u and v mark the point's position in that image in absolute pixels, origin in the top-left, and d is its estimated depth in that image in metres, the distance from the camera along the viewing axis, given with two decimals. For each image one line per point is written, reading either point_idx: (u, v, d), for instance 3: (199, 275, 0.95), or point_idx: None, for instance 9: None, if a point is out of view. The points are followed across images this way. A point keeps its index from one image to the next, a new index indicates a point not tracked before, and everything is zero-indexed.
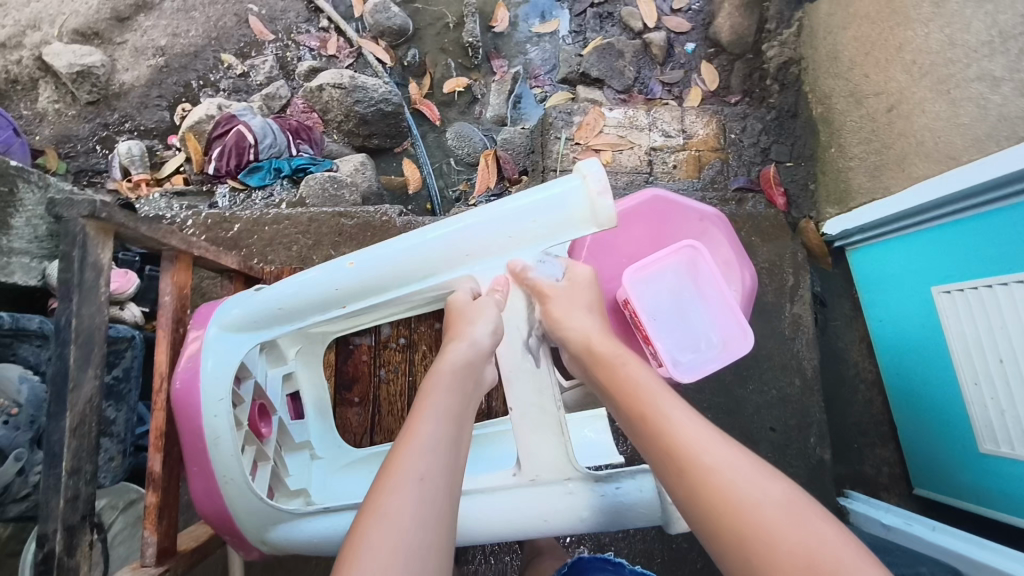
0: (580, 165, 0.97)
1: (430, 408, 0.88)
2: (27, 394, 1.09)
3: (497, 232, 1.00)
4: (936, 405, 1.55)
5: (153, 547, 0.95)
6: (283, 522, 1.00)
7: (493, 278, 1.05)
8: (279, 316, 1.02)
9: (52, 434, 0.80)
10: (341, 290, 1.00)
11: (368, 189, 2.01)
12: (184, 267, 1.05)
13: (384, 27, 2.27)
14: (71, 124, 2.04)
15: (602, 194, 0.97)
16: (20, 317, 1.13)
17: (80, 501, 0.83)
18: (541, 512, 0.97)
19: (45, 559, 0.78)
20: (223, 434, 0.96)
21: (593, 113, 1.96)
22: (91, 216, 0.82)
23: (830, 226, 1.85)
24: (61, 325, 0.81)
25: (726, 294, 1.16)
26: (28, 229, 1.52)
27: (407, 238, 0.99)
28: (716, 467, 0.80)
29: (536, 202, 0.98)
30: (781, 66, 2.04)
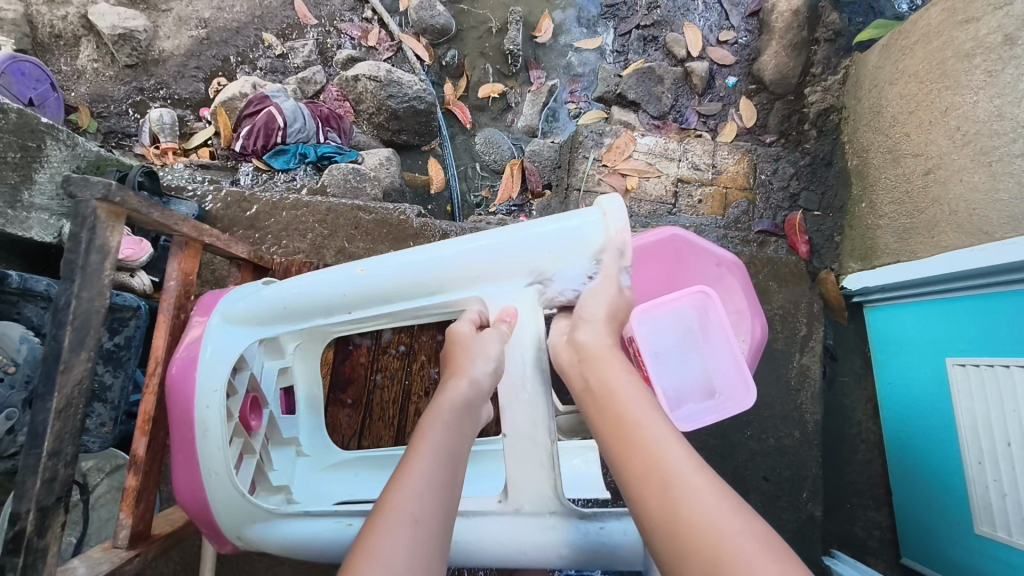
0: (601, 200, 0.97)
1: (429, 444, 0.87)
2: (25, 354, 1.09)
3: (510, 256, 0.97)
4: (936, 479, 1.51)
5: (126, 530, 0.94)
6: (261, 520, 0.98)
7: (502, 305, 1.02)
8: (283, 314, 1.01)
9: (37, 414, 0.79)
10: (349, 296, 0.99)
11: (390, 185, 1.99)
12: (192, 254, 1.07)
13: (426, 25, 2.27)
14: (107, 85, 2.06)
15: (620, 233, 0.97)
16: (29, 277, 1.13)
17: (57, 483, 0.82)
18: (519, 542, 0.95)
19: (15, 538, 0.77)
20: (212, 424, 0.96)
21: (625, 137, 1.94)
22: (104, 199, 0.82)
23: (852, 279, 1.82)
24: (60, 305, 0.81)
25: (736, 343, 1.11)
26: (51, 186, 1.54)
27: (418, 253, 0.98)
28: (705, 502, 0.73)
29: (554, 231, 0.96)
30: (821, 112, 1.98)
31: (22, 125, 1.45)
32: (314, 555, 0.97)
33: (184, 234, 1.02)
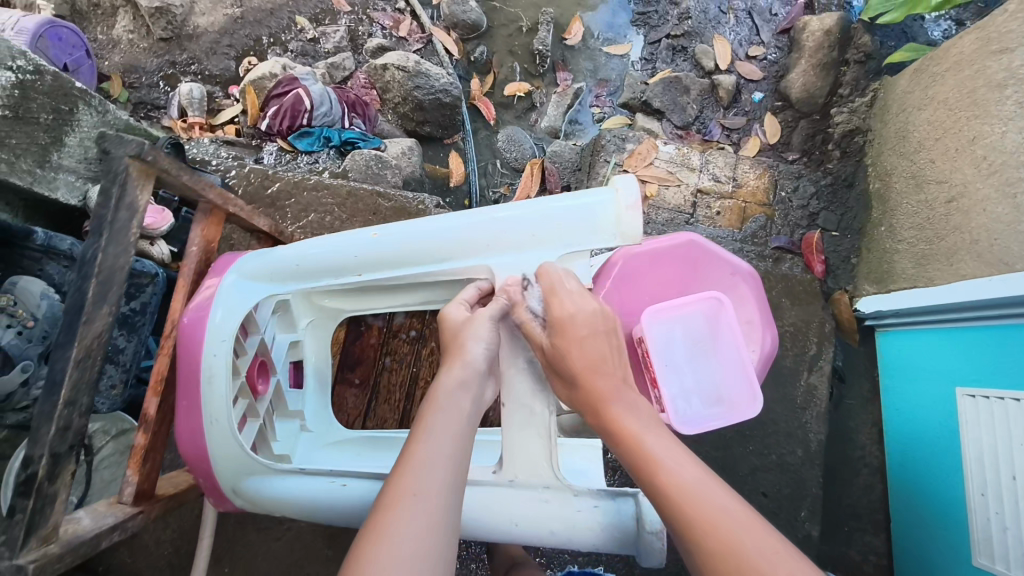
0: (614, 181, 0.96)
1: (437, 427, 0.85)
2: (45, 310, 1.10)
3: (519, 228, 0.98)
4: (937, 507, 1.50)
5: (132, 487, 0.96)
6: (259, 474, 1.00)
7: (509, 275, 1.01)
8: (296, 273, 1.03)
9: (57, 361, 0.81)
10: (360, 258, 1.01)
11: (411, 174, 2.00)
12: (215, 222, 1.09)
13: (458, 20, 2.29)
14: (140, 56, 2.10)
15: (630, 210, 0.94)
16: (53, 236, 1.16)
17: (70, 432, 0.83)
18: (511, 514, 0.96)
19: (26, 481, 0.78)
20: (220, 378, 0.97)
21: (647, 144, 1.95)
22: (136, 157, 0.85)
23: (865, 302, 1.81)
24: (86, 257, 0.83)
25: (744, 352, 1.11)
26: (79, 150, 1.56)
27: (430, 220, 1.00)
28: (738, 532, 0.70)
29: (563, 206, 0.96)
30: (847, 133, 1.97)
31: (55, 89, 1.47)
32: (306, 512, 0.97)
33: (209, 201, 1.04)
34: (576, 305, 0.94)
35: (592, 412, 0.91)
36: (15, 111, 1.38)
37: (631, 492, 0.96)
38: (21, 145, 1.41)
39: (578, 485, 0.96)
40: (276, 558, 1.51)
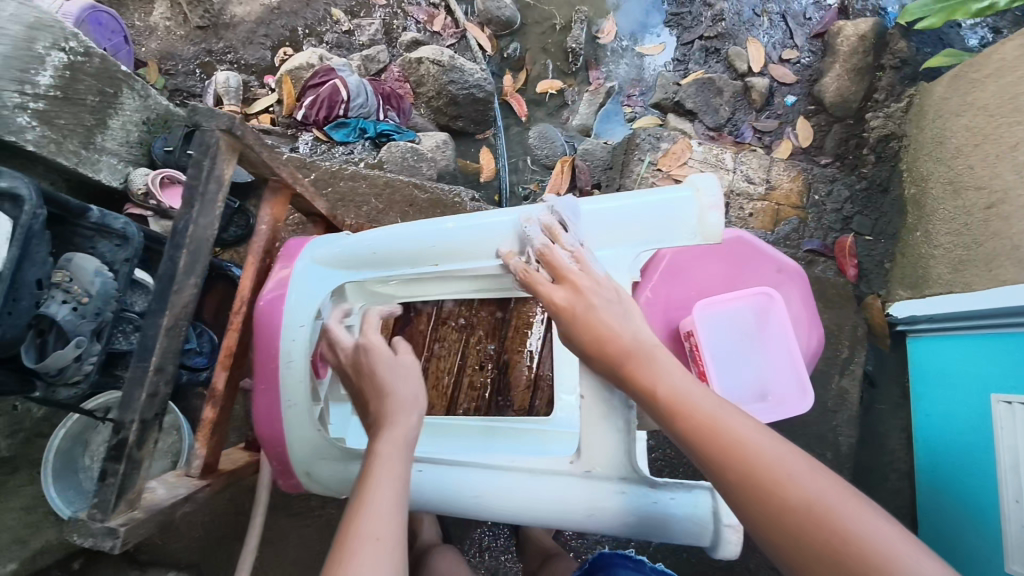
0: (695, 179, 0.96)
1: (390, 467, 0.80)
2: (98, 287, 1.10)
3: (598, 224, 0.99)
4: (964, 511, 1.51)
5: (200, 460, 0.99)
6: (330, 459, 1.03)
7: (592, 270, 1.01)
8: (369, 260, 1.05)
9: (149, 329, 0.85)
10: (435, 248, 1.02)
11: (444, 167, 2.01)
12: (282, 202, 1.09)
13: (492, 16, 2.30)
14: (177, 44, 2.11)
15: (712, 209, 0.95)
16: (107, 214, 1.14)
17: (158, 399, 0.87)
18: (585, 506, 0.95)
19: (117, 446, 0.82)
20: (297, 359, 1.03)
21: (682, 143, 1.94)
22: (227, 132, 0.86)
23: (898, 307, 1.81)
24: (179, 229, 0.86)
25: (794, 347, 1.08)
26: (122, 133, 1.55)
27: (502, 215, 1.01)
28: (768, 457, 0.71)
29: (644, 204, 0.97)
30: (881, 138, 1.97)
31: (102, 71, 1.46)
32: None
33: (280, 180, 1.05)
34: (568, 295, 0.93)
35: (609, 373, 0.90)
36: (63, 92, 1.37)
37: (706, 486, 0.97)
38: (68, 125, 1.39)
39: (655, 478, 0.96)
40: (309, 545, 1.52)
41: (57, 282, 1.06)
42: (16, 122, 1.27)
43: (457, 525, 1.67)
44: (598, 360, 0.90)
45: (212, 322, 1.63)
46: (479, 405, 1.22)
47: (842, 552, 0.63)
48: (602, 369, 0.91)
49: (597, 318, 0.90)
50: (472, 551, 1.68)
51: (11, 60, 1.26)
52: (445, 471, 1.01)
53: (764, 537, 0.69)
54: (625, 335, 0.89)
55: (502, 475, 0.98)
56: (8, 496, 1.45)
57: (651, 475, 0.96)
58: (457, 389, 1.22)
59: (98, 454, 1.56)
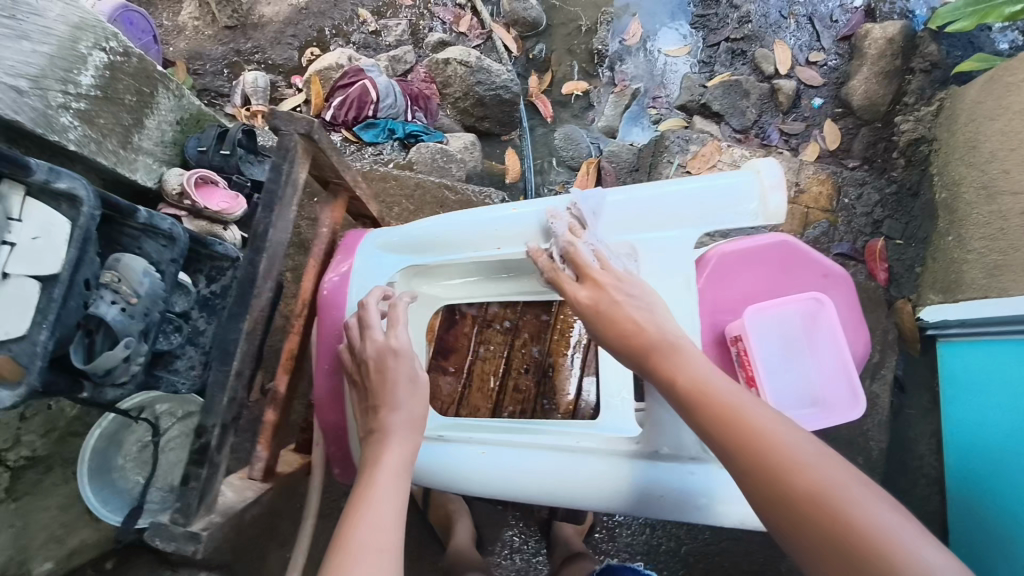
0: (754, 164, 1.02)
1: (388, 485, 0.84)
2: (146, 288, 1.10)
3: (658, 207, 1.05)
4: (995, 518, 1.49)
5: (262, 462, 1.01)
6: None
7: (654, 251, 1.06)
8: (434, 246, 1.11)
9: (230, 333, 0.87)
10: (499, 232, 1.08)
11: (472, 168, 2.01)
12: (339, 206, 1.19)
13: (519, 17, 2.31)
14: (206, 44, 2.12)
15: (773, 189, 1.00)
16: (156, 215, 1.14)
17: (237, 403, 0.90)
18: (618, 481, 1.01)
19: (200, 449, 0.85)
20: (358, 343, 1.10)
21: (711, 146, 1.93)
22: (305, 134, 0.93)
23: (929, 312, 1.81)
24: (260, 234, 0.90)
25: (843, 351, 1.07)
26: (157, 133, 1.55)
27: (557, 200, 1.07)
28: (780, 444, 0.71)
29: (705, 186, 1.02)
30: (912, 142, 1.96)
31: (140, 71, 1.47)
32: (449, 482, 1.07)
33: (342, 184, 1.15)
34: (591, 294, 0.95)
35: (635, 364, 0.90)
36: (104, 91, 1.37)
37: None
38: (108, 125, 1.39)
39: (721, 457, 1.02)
40: None
41: (108, 282, 1.07)
42: (59, 122, 1.26)
43: (488, 526, 1.68)
44: (627, 352, 0.90)
45: None
46: (523, 407, 1.22)
47: (845, 537, 0.63)
48: (629, 360, 0.91)
49: (621, 313, 0.92)
50: (503, 553, 1.68)
51: (55, 60, 1.26)
52: (511, 453, 1.05)
53: (773, 522, 0.70)
54: (649, 326, 0.89)
55: (566, 456, 1.03)
56: (46, 495, 1.47)
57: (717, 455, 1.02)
58: (502, 388, 1.22)
59: (132, 455, 1.56)
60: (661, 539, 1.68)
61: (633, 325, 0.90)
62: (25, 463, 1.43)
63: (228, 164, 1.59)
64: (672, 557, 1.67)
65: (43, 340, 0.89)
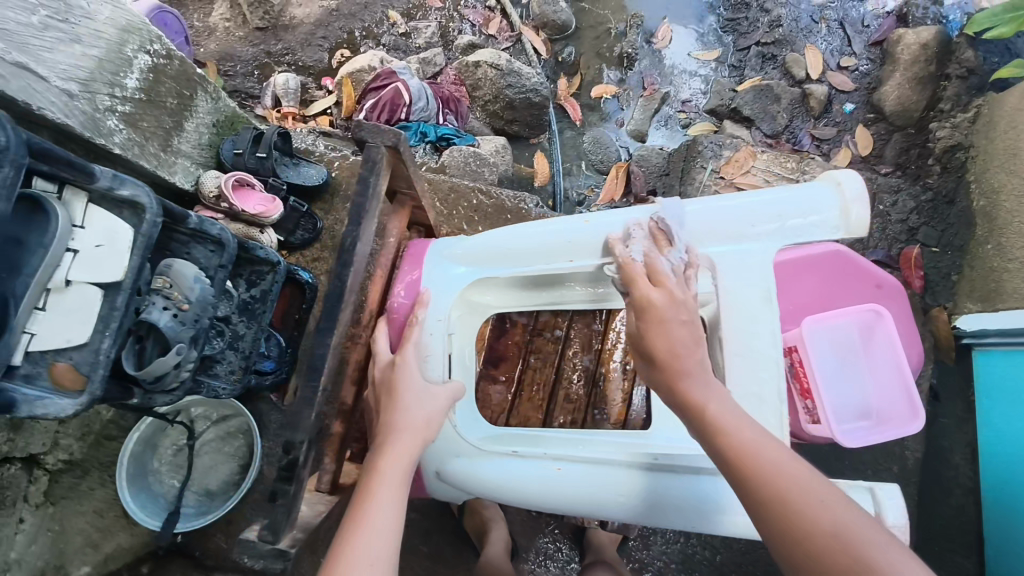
0: (832, 176, 1.00)
1: (387, 492, 0.81)
2: (197, 293, 1.09)
3: (734, 218, 1.02)
4: None
5: (327, 475, 0.99)
6: (466, 457, 1.07)
7: (732, 263, 1.02)
8: (503, 257, 1.11)
9: (318, 348, 0.85)
10: (571, 244, 1.06)
11: (504, 172, 2.00)
12: (402, 215, 1.18)
13: (548, 19, 2.32)
14: (236, 44, 2.13)
15: (856, 202, 0.97)
16: (205, 220, 1.12)
17: (320, 418, 0.87)
18: (631, 491, 0.99)
19: (289, 466, 0.81)
20: (433, 353, 1.09)
21: (744, 151, 1.91)
22: (392, 147, 0.92)
23: (966, 320, 1.75)
24: (348, 248, 0.89)
25: (900, 362, 1.06)
26: (195, 135, 1.54)
27: (631, 214, 1.05)
28: (815, 500, 0.67)
29: (785, 197, 1.00)
30: (947, 149, 1.90)
31: (181, 74, 1.47)
32: (515, 498, 1.04)
33: (408, 195, 1.16)
34: (665, 296, 0.88)
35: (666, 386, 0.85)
36: (148, 94, 1.37)
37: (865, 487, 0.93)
38: (150, 128, 1.39)
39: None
40: None
41: (160, 288, 1.06)
42: (106, 125, 1.25)
43: (522, 533, 1.67)
44: (660, 370, 0.84)
45: (279, 326, 1.62)
46: (574, 417, 1.21)
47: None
48: (659, 380, 0.85)
49: (670, 330, 0.85)
50: (537, 560, 1.67)
51: (104, 63, 1.26)
52: (562, 465, 1.02)
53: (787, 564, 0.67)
54: (687, 349, 0.84)
55: (593, 467, 1.02)
56: (82, 499, 1.46)
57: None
58: (552, 396, 1.22)
59: (166, 458, 1.57)
60: (696, 548, 1.67)
61: (672, 335, 0.85)
62: (61, 466, 1.43)
63: (264, 167, 1.57)
64: (706, 566, 1.67)
65: (105, 348, 0.88)
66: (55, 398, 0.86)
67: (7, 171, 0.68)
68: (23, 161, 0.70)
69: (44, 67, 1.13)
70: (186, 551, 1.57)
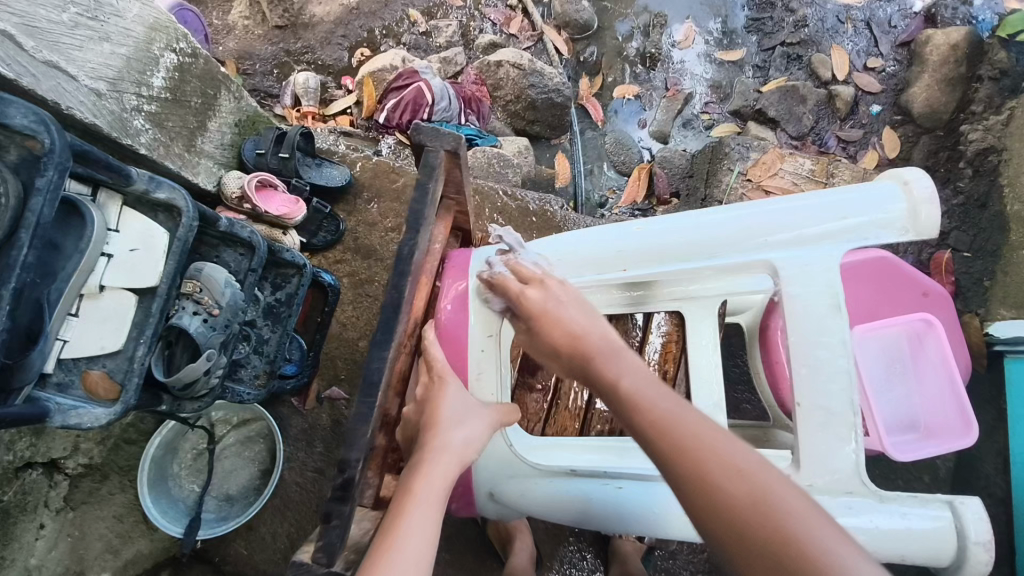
0: (899, 174, 0.93)
1: (419, 520, 0.78)
2: (228, 299, 1.05)
3: (791, 220, 0.94)
4: None
5: (370, 489, 0.95)
6: (520, 477, 1.03)
7: (798, 268, 0.92)
8: (555, 266, 1.06)
9: (375, 361, 0.82)
10: (626, 252, 1.01)
11: (528, 173, 1.96)
12: (444, 223, 1.12)
13: (570, 19, 2.32)
14: (255, 43, 2.12)
15: (926, 203, 0.89)
16: (235, 223, 1.09)
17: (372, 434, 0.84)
18: (585, 505, 1.00)
19: (344, 486, 0.77)
20: (487, 368, 1.06)
21: (773, 154, 1.85)
22: (452, 150, 0.93)
23: (1000, 326, 1.57)
24: (404, 256, 0.86)
25: (952, 372, 1.03)
26: (218, 135, 1.51)
27: (689, 217, 0.98)
28: (732, 464, 0.72)
29: (848, 198, 0.93)
30: (980, 152, 1.80)
31: (205, 74, 1.44)
32: (572, 516, 1.01)
33: (454, 200, 1.11)
34: (542, 294, 0.97)
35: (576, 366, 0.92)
36: (173, 93, 1.35)
37: (943, 500, 0.88)
38: (175, 127, 1.37)
39: (884, 490, 0.88)
40: None
41: (190, 293, 1.02)
42: (133, 125, 1.23)
43: (545, 541, 1.63)
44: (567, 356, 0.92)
45: (300, 329, 1.59)
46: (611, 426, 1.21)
47: (786, 545, 0.65)
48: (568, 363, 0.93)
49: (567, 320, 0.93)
50: (562, 569, 1.64)
51: (131, 62, 1.24)
52: (571, 483, 1.01)
53: (710, 534, 0.70)
54: (584, 333, 0.92)
55: (554, 482, 1.01)
56: (102, 504, 1.42)
57: (877, 487, 0.88)
58: (592, 402, 1.21)
59: (186, 463, 1.54)
60: None
61: (557, 324, 0.94)
62: (81, 470, 1.40)
63: (286, 167, 1.55)
64: None
65: (139, 356, 0.85)
66: (89, 407, 0.83)
67: (50, 176, 0.66)
68: (67, 164, 0.67)
69: (73, 66, 1.11)
70: (206, 557, 1.53)
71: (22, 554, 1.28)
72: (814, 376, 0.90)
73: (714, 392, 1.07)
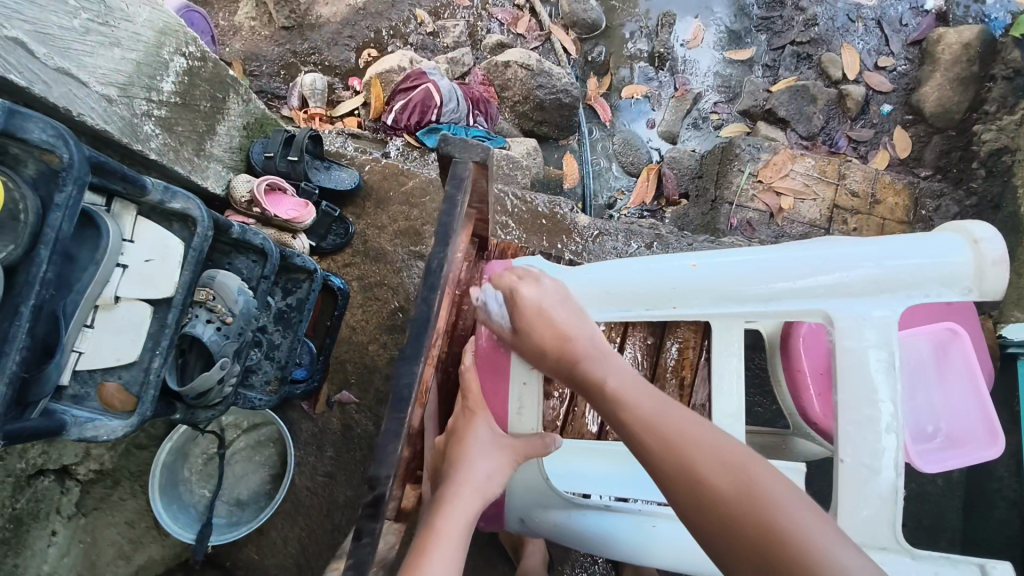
0: (969, 229, 0.89)
1: (440, 562, 0.81)
2: (241, 306, 1.03)
3: (855, 266, 0.89)
4: None
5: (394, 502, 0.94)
6: (553, 506, 1.02)
7: (856, 321, 0.89)
8: (601, 299, 1.02)
9: (404, 376, 0.81)
10: (680, 290, 0.96)
11: (536, 175, 1.95)
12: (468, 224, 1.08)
13: (578, 19, 2.31)
14: (261, 44, 2.12)
15: (996, 264, 0.86)
16: (247, 230, 1.08)
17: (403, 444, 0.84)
18: (619, 542, 1.00)
19: (374, 503, 0.76)
20: (528, 404, 1.03)
21: (784, 154, 1.81)
22: (479, 161, 0.94)
23: (1013, 328, 1.52)
24: (432, 269, 0.87)
25: (978, 384, 1.05)
26: (227, 139, 1.50)
27: (747, 254, 0.94)
28: (713, 453, 0.78)
29: (917, 248, 0.88)
30: (993, 152, 1.75)
31: (214, 78, 1.42)
32: (606, 551, 1.00)
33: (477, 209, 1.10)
34: (536, 293, 0.99)
35: (561, 366, 0.97)
36: (183, 98, 1.34)
37: (975, 563, 0.86)
38: (185, 132, 1.36)
39: (919, 549, 0.85)
40: None
41: (203, 301, 1.02)
42: (143, 130, 1.22)
43: (558, 545, 1.62)
44: (554, 357, 0.96)
45: (311, 333, 1.58)
46: None
47: (772, 535, 0.71)
48: (556, 365, 0.97)
49: (556, 318, 0.97)
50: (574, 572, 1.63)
51: (142, 67, 1.23)
52: (610, 518, 1.01)
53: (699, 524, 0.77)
54: (574, 330, 0.96)
55: (593, 515, 1.01)
56: (114, 510, 1.42)
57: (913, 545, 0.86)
58: None
59: (197, 468, 1.53)
60: None
61: (552, 316, 0.97)
62: (93, 476, 1.38)
63: (295, 170, 1.54)
64: None
65: (154, 366, 0.84)
66: (106, 420, 0.83)
67: (69, 192, 0.65)
68: (85, 179, 0.67)
69: (85, 72, 1.10)
70: (217, 563, 1.53)
71: (34, 561, 1.26)
72: (859, 431, 0.87)
73: (734, 403, 0.98)
